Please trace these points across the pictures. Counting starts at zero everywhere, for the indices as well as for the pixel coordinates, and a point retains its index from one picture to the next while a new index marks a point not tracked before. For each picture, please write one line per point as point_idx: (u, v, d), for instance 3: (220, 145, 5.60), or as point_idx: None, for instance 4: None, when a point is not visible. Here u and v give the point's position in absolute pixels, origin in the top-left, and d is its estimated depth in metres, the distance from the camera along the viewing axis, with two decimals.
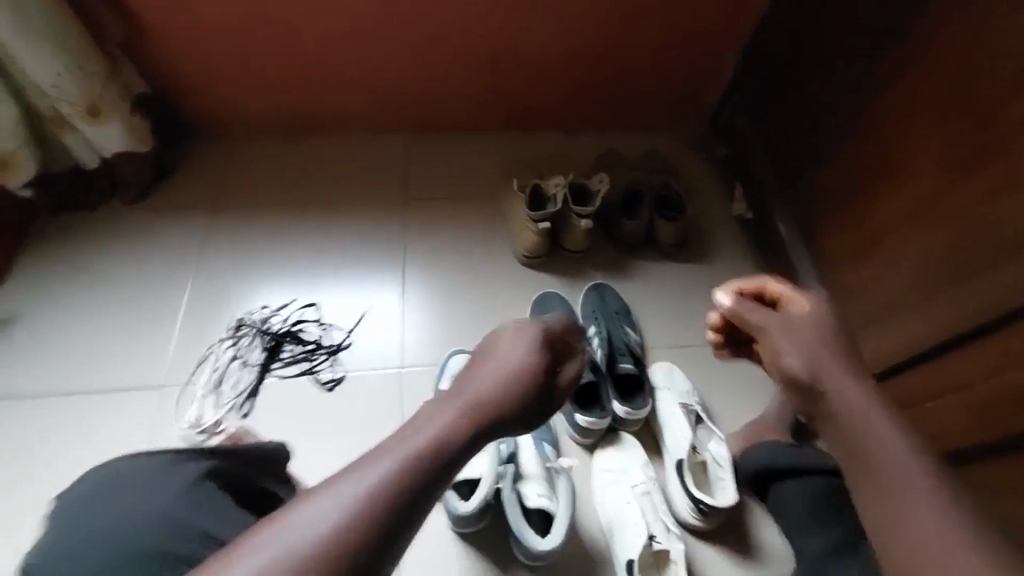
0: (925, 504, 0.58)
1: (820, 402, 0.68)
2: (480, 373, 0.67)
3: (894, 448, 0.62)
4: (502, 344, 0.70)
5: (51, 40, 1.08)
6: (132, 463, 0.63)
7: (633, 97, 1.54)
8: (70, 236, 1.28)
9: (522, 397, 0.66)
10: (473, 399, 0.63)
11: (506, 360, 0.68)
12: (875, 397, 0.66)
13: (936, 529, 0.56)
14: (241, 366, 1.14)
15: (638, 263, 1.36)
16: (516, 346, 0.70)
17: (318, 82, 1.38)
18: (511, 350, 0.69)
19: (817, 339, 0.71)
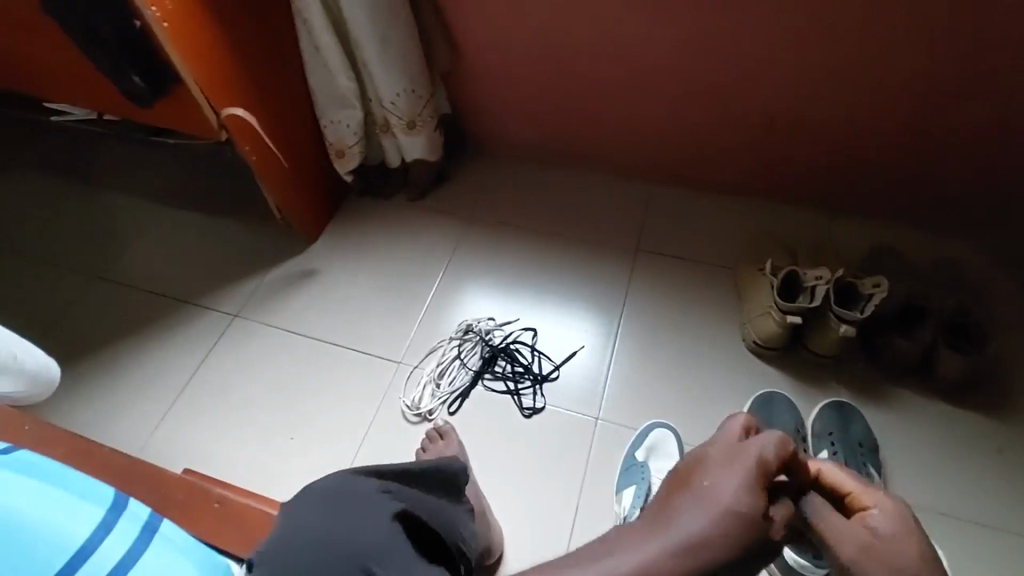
0: None
1: None
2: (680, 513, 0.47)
3: None
4: (708, 475, 0.49)
5: (405, 66, 1.30)
6: (346, 477, 0.69)
7: (938, 193, 1.30)
8: (362, 216, 1.56)
9: (732, 543, 0.45)
10: (671, 539, 0.45)
11: (713, 495, 0.47)
12: None
13: None
14: (460, 366, 1.26)
15: (897, 392, 1.14)
16: (722, 476, 0.48)
17: (591, 123, 1.48)
18: (723, 483, 0.48)
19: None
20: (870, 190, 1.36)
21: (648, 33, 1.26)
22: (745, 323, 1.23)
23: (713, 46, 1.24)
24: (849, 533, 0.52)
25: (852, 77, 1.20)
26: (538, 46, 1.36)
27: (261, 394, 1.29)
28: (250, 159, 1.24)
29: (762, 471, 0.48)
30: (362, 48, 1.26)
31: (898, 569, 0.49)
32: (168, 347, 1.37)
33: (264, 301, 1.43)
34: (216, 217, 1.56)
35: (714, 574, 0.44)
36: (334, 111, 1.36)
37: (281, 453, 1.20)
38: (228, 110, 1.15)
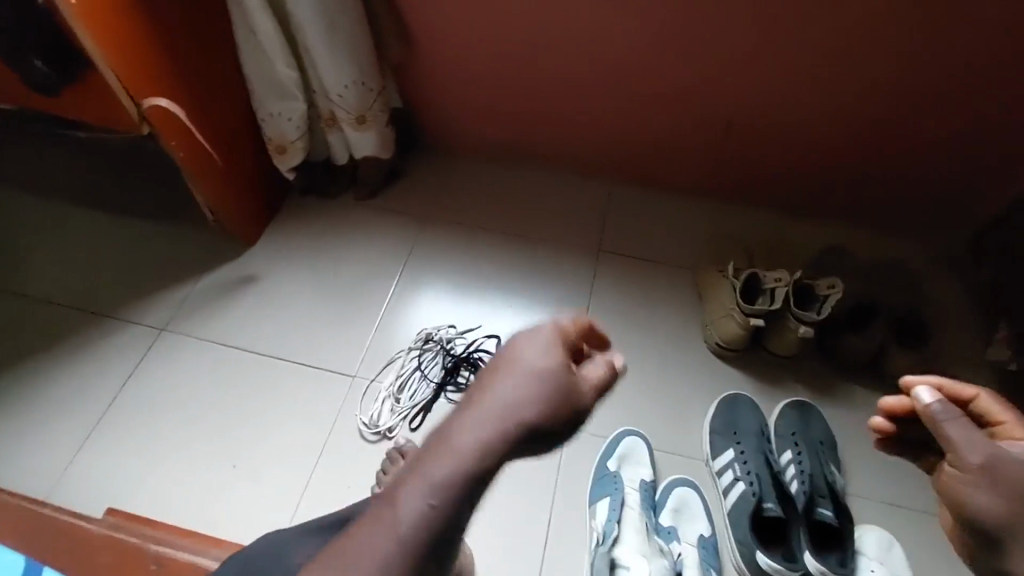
0: None
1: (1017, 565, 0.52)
2: (493, 391, 0.43)
3: None
4: (513, 351, 0.45)
5: (354, 57, 1.20)
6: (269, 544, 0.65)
7: (880, 195, 1.37)
8: (307, 217, 1.44)
9: (551, 403, 0.43)
10: (496, 413, 0.42)
11: (520, 375, 0.43)
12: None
13: None
14: (420, 379, 1.19)
15: (851, 388, 1.19)
16: (529, 342, 0.45)
17: (551, 121, 1.43)
18: (528, 360, 0.44)
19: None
20: (819, 192, 1.40)
21: (610, 31, 1.23)
22: (707, 326, 1.23)
23: (674, 46, 1.23)
24: (984, 446, 0.56)
25: (805, 81, 1.23)
26: (497, 40, 1.30)
27: (197, 417, 1.16)
28: (178, 156, 1.11)
29: (564, 334, 0.47)
30: (305, 35, 1.15)
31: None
32: (81, 369, 1.21)
33: (197, 313, 1.29)
34: (137, 219, 1.39)
35: (537, 440, 0.43)
36: (273, 102, 1.24)
37: (223, 483, 1.09)
38: (151, 101, 1.02)
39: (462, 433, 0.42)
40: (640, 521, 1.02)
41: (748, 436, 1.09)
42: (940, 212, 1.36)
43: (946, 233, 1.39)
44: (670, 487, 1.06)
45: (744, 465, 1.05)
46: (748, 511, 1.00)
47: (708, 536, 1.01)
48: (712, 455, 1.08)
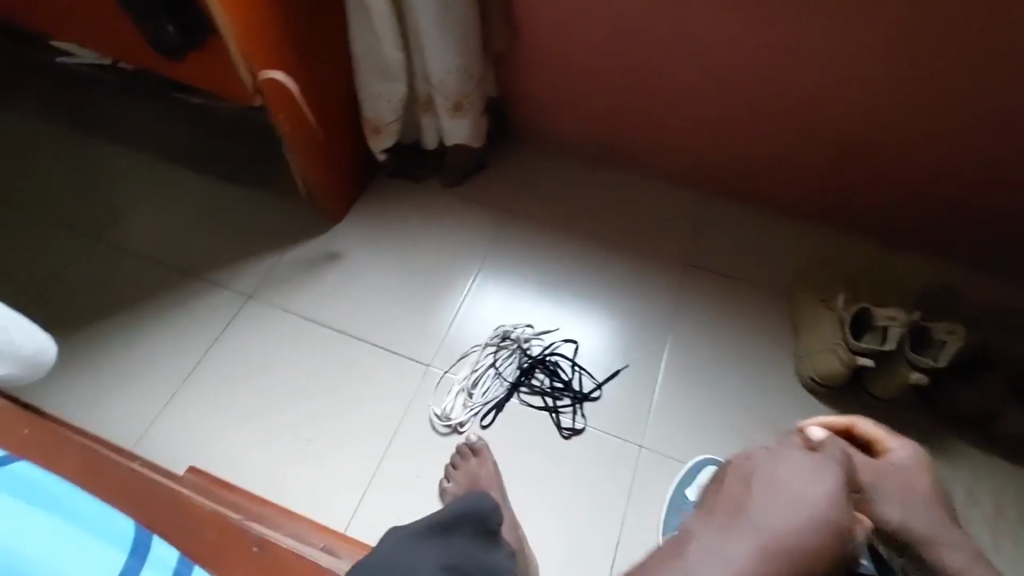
0: None
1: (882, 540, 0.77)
2: (775, 515, 0.59)
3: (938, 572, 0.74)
4: (784, 465, 0.65)
5: (460, 42, 1.17)
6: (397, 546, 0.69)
7: (1010, 237, 1.24)
8: (391, 199, 1.44)
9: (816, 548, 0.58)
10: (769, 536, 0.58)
11: (805, 488, 0.61)
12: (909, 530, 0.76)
13: None
14: (494, 376, 1.18)
15: (955, 444, 1.09)
16: (812, 483, 0.62)
17: (649, 123, 1.36)
18: (800, 478, 0.63)
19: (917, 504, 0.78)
20: (939, 225, 1.28)
21: (732, 34, 1.15)
22: (802, 357, 1.16)
23: (804, 53, 1.13)
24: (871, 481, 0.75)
25: (951, 105, 1.10)
26: (607, 33, 1.24)
27: (276, 387, 1.18)
28: (284, 130, 1.11)
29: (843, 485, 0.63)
30: (415, 18, 1.13)
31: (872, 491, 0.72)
32: (172, 327, 1.25)
33: (281, 284, 1.31)
34: (232, 185, 1.43)
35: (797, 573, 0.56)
36: (375, 82, 1.23)
37: (296, 456, 1.10)
38: (267, 73, 1.01)
39: (753, 517, 0.60)
40: None
41: None
42: None
43: None
44: None
45: None
46: None
47: None
48: None
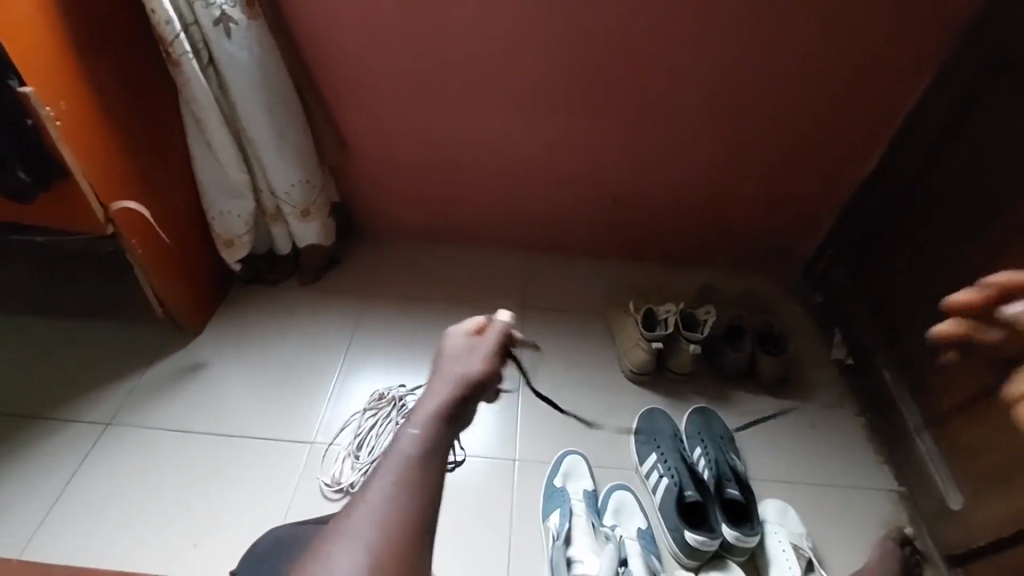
0: (446, 394, 0.71)
1: (464, 396, 0.72)
2: (399, 446, 0.68)
3: (452, 376, 0.72)
4: (442, 373, 0.73)
5: (299, 161, 1.38)
6: (291, 528, 0.83)
7: (739, 244, 1.69)
8: (250, 303, 1.53)
9: (446, 401, 0.71)
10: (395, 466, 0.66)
11: (446, 375, 0.73)
12: (468, 362, 0.73)
13: (446, 392, 0.71)
14: (378, 436, 1.29)
15: (737, 395, 1.44)
16: (441, 372, 0.74)
17: (468, 205, 1.65)
18: (437, 386, 0.72)
19: (470, 351, 0.74)
20: (693, 246, 1.70)
21: (512, 133, 1.51)
22: (620, 357, 1.45)
23: (569, 137, 1.51)
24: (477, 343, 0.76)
25: (675, 160, 1.54)
26: (417, 142, 1.54)
27: (154, 498, 1.17)
28: (137, 252, 1.20)
29: (459, 352, 0.75)
30: (255, 144, 1.32)
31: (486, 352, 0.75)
32: (20, 471, 1.18)
33: (145, 403, 1.31)
34: (76, 320, 1.41)
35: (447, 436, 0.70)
36: (224, 202, 1.37)
37: (183, 562, 1.10)
38: (118, 203, 1.13)
39: (402, 439, 0.69)
40: (586, 523, 1.12)
41: (665, 440, 1.27)
42: (784, 254, 1.70)
43: (793, 268, 1.73)
44: (607, 494, 1.20)
45: (665, 462, 1.22)
46: (673, 501, 1.15)
47: (645, 528, 1.15)
48: (638, 463, 1.25)
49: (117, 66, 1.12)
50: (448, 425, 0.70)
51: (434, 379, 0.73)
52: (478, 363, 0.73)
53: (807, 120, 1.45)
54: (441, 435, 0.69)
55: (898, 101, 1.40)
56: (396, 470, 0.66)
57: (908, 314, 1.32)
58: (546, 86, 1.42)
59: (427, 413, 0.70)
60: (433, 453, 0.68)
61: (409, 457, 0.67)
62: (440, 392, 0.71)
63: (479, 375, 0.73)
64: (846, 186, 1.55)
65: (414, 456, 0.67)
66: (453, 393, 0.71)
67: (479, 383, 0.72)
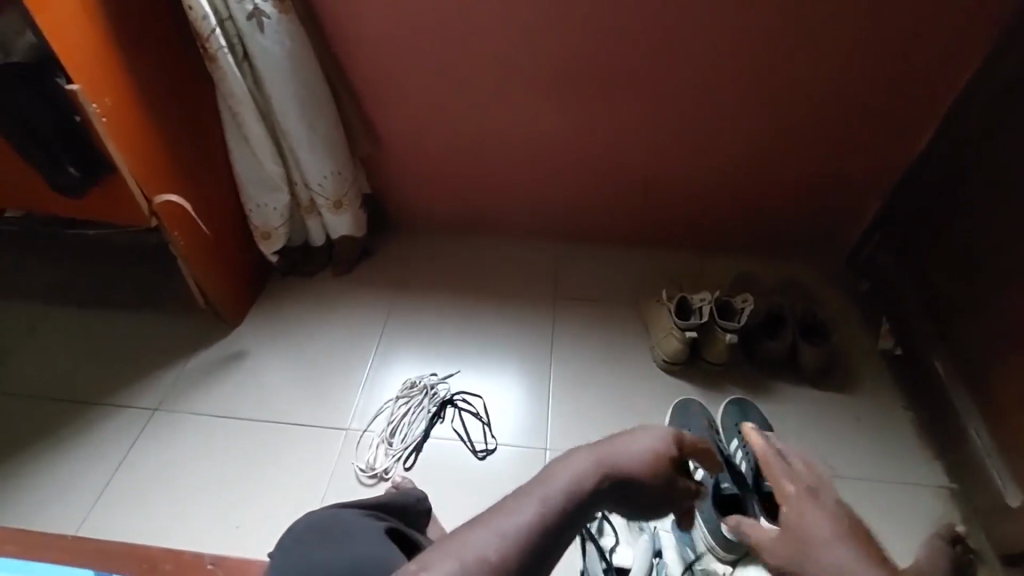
0: (606, 467, 0.57)
1: (621, 482, 0.58)
2: (523, 501, 0.51)
3: (624, 459, 0.59)
4: (614, 446, 0.60)
5: (331, 152, 1.40)
6: None
7: (779, 230, 1.63)
8: (286, 294, 1.57)
9: (600, 477, 0.56)
10: (512, 519, 0.49)
11: (615, 451, 0.59)
12: (650, 459, 0.60)
13: (612, 467, 0.58)
14: (411, 423, 1.31)
15: (777, 386, 1.39)
16: (617, 451, 0.59)
17: (498, 195, 1.64)
18: (606, 455, 0.58)
19: (658, 444, 0.61)
20: (730, 233, 1.65)
21: (541, 120, 1.49)
22: (653, 347, 1.43)
23: (600, 123, 1.48)
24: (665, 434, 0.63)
25: (710, 143, 1.49)
26: (447, 131, 1.53)
27: (200, 481, 1.22)
28: (179, 244, 1.24)
29: (646, 439, 0.62)
30: (289, 137, 1.35)
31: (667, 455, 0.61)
32: (76, 453, 1.24)
33: (189, 390, 1.36)
34: (123, 311, 1.47)
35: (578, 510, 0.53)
36: (260, 195, 1.41)
37: (225, 544, 1.14)
38: (162, 196, 1.17)
39: (531, 490, 0.53)
40: (619, 513, 1.11)
41: (699, 431, 1.24)
42: (825, 240, 1.63)
43: (836, 254, 1.65)
44: None
45: None
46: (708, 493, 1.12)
47: None
48: None
49: (157, 63, 1.15)
50: (587, 506, 0.54)
51: (602, 447, 0.60)
52: (649, 462, 0.60)
53: (852, 98, 1.38)
54: (579, 511, 0.53)
55: (953, 75, 1.31)
56: (514, 530, 0.49)
57: (964, 301, 1.24)
58: (575, 72, 1.39)
59: (574, 479, 0.55)
60: (555, 529, 0.50)
61: (531, 521, 0.50)
62: (599, 461, 0.57)
63: (644, 472, 0.59)
64: (894, 168, 1.47)
65: (545, 514, 0.51)
66: (606, 478, 0.57)
67: (634, 487, 0.59)
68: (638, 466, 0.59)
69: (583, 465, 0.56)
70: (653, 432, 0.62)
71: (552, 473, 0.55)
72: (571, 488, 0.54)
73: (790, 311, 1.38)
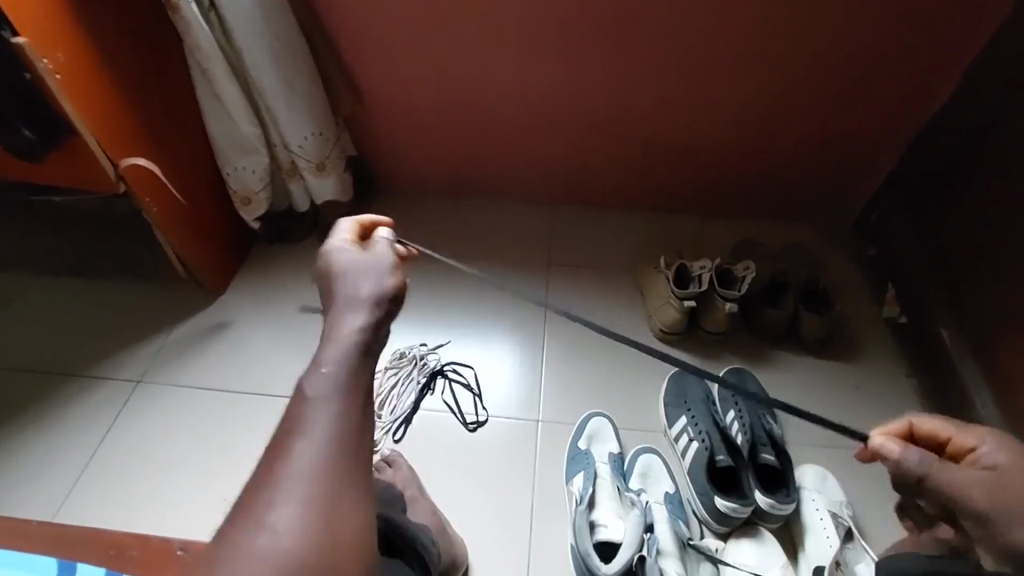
0: (344, 313, 0.60)
1: (372, 314, 0.61)
2: (313, 383, 0.55)
3: (353, 295, 0.62)
4: (343, 298, 0.62)
5: (310, 111, 1.32)
6: None
7: (784, 193, 1.55)
8: (271, 262, 1.51)
9: (360, 329, 0.59)
10: (319, 403, 0.54)
11: (353, 296, 0.62)
12: (361, 277, 0.64)
13: (354, 317, 0.60)
14: (399, 395, 1.28)
15: (776, 356, 1.35)
16: (344, 288, 0.63)
17: (489, 157, 1.56)
18: (349, 308, 0.61)
19: (365, 271, 0.64)
20: (733, 195, 1.57)
21: (534, 75, 1.39)
22: (649, 316, 1.38)
23: (596, 78, 1.39)
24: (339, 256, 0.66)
25: (713, 99, 1.40)
26: (434, 87, 1.44)
27: (185, 453, 1.20)
28: (151, 210, 1.18)
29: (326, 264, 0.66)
30: (264, 95, 1.26)
31: (372, 266, 0.65)
32: (58, 425, 1.22)
33: (172, 361, 1.32)
34: (101, 279, 1.42)
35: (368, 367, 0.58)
36: (237, 158, 1.33)
37: (212, 515, 1.13)
38: (128, 160, 1.11)
39: (315, 381, 0.56)
40: (612, 487, 1.09)
41: (696, 402, 1.20)
42: (833, 203, 1.56)
43: (842, 218, 1.58)
44: (636, 457, 1.15)
45: (696, 426, 1.16)
46: (703, 466, 1.10)
47: (673, 493, 1.10)
48: (668, 426, 1.20)
49: (114, 13, 1.06)
50: (367, 350, 0.59)
51: (338, 298, 0.62)
52: (378, 276, 0.64)
53: (868, 48, 1.28)
54: (364, 363, 0.58)
55: (979, 22, 1.21)
56: (325, 418, 0.54)
57: (982, 267, 1.18)
58: (570, 21, 1.29)
59: (339, 336, 0.58)
60: (360, 385, 0.57)
61: (332, 397, 0.55)
62: (346, 323, 0.59)
63: (381, 283, 0.63)
64: (910, 125, 1.39)
65: (337, 393, 0.55)
66: (357, 316, 0.60)
67: (380, 298, 0.62)
68: (374, 283, 0.63)
69: (344, 329, 0.59)
70: (343, 263, 0.65)
71: (319, 354, 0.58)
72: (337, 380, 0.55)
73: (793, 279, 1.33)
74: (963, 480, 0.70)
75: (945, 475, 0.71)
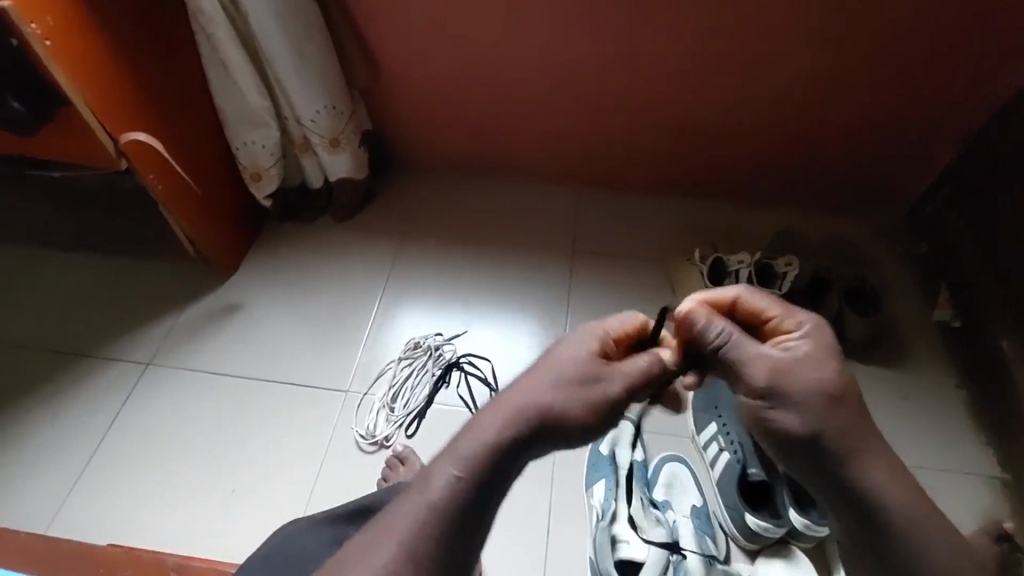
0: (513, 408, 0.57)
1: (538, 415, 0.57)
2: (447, 464, 0.55)
3: (550, 403, 0.57)
4: (518, 392, 0.58)
5: (322, 82, 1.23)
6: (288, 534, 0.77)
7: (831, 180, 1.43)
8: (283, 241, 1.45)
9: (511, 422, 0.56)
10: (441, 478, 0.55)
11: (528, 393, 0.58)
12: (580, 385, 0.58)
13: (519, 407, 0.57)
14: (414, 388, 1.22)
15: None
16: (539, 386, 0.58)
17: (513, 134, 1.46)
18: (511, 405, 0.57)
19: (577, 375, 0.59)
20: (775, 181, 1.45)
21: (563, 46, 1.28)
22: None
23: (632, 49, 1.27)
24: (587, 360, 0.60)
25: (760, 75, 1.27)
26: (454, 58, 1.33)
27: (194, 440, 1.17)
28: (156, 189, 1.12)
29: (587, 374, 0.59)
30: (273, 65, 1.17)
31: (588, 376, 0.59)
32: (67, 407, 1.20)
33: (181, 344, 1.28)
34: (111, 256, 1.38)
35: (505, 457, 0.56)
36: (246, 131, 1.26)
37: (221, 507, 1.10)
38: (129, 135, 1.04)
39: (444, 459, 0.56)
40: (635, 498, 1.03)
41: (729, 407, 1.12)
42: (885, 192, 1.43)
43: (894, 209, 1.46)
44: (660, 466, 1.09)
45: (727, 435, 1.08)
46: (733, 480, 1.02)
47: (701, 506, 1.05)
48: (697, 432, 1.12)
49: None
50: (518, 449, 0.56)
51: (519, 384, 0.59)
52: (586, 407, 0.58)
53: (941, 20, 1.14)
54: (503, 463, 0.56)
55: None
56: (436, 499, 0.54)
57: None
58: None
59: (488, 429, 0.56)
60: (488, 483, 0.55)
61: (455, 483, 0.55)
62: (504, 413, 0.57)
63: (576, 390, 0.58)
64: (981, 109, 1.24)
65: (454, 480, 0.55)
66: (526, 419, 0.56)
67: (567, 416, 0.57)
68: (561, 390, 0.58)
69: (491, 419, 0.56)
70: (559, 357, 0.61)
71: (463, 437, 0.57)
72: (471, 479, 0.55)
73: (839, 278, 1.24)
74: (801, 374, 0.58)
75: (792, 362, 0.59)
